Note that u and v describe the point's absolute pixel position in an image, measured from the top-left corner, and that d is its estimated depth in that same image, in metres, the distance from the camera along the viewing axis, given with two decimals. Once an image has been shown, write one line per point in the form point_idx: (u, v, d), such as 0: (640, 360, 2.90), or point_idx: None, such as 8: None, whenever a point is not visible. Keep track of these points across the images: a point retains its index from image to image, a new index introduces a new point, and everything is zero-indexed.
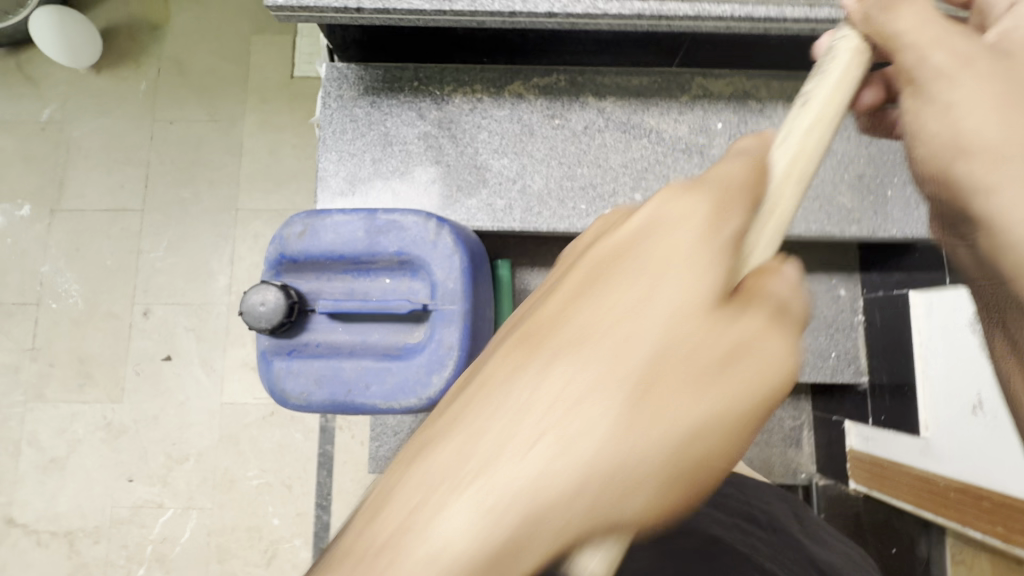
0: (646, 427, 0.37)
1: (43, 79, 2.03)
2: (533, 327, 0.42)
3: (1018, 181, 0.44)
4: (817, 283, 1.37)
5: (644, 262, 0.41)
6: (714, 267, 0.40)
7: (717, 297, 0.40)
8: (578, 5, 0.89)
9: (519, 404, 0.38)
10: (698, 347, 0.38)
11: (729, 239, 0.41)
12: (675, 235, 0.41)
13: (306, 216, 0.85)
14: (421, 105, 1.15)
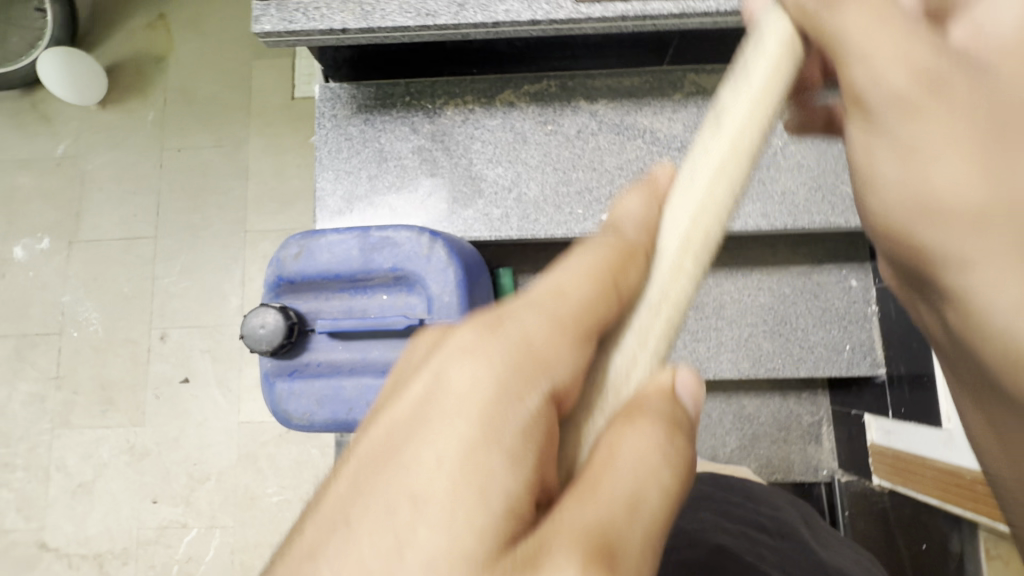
0: None
1: (57, 116, 2.10)
2: (311, 551, 0.39)
3: (988, 250, 0.46)
4: (826, 274, 1.34)
5: (419, 469, 0.39)
6: (499, 462, 0.38)
7: (498, 510, 0.37)
8: (561, 11, 0.89)
9: None
10: (501, 542, 0.36)
11: (510, 430, 0.39)
12: (467, 411, 0.40)
13: (302, 237, 0.86)
14: (413, 120, 1.16)
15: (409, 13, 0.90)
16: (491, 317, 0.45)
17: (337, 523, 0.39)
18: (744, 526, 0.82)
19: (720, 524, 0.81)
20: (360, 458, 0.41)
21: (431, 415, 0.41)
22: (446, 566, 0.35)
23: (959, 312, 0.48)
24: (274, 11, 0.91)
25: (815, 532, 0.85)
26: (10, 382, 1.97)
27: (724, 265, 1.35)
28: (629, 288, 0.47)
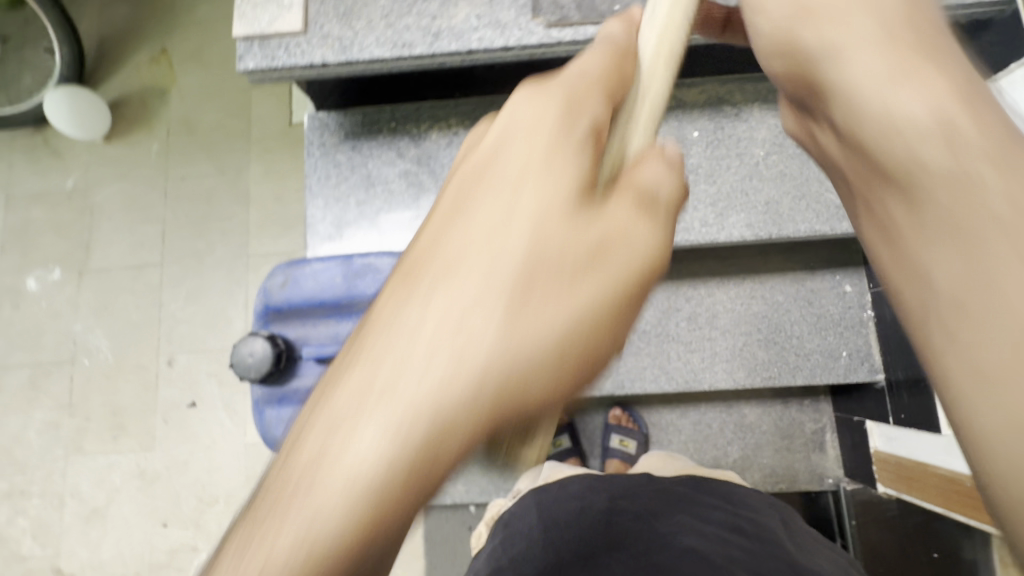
0: (531, 321, 0.42)
1: (67, 151, 2.17)
2: (417, 250, 0.45)
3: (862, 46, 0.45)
4: (820, 280, 1.33)
5: (506, 176, 0.46)
6: (574, 162, 0.45)
7: (578, 192, 0.45)
8: (532, 36, 0.91)
9: (407, 325, 0.41)
10: (568, 238, 0.43)
11: (580, 136, 0.46)
12: (530, 147, 0.46)
13: (287, 266, 0.89)
14: (399, 145, 1.18)
15: (386, 45, 0.93)
16: (537, 82, 0.49)
17: (425, 247, 0.45)
18: (718, 528, 0.84)
19: (697, 526, 0.84)
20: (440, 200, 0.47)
21: (494, 161, 0.47)
22: (527, 255, 0.43)
23: (843, 113, 0.47)
24: (257, 49, 0.95)
25: (793, 535, 0.87)
26: (25, 411, 2.02)
27: (716, 274, 1.34)
28: (630, 76, 0.52)
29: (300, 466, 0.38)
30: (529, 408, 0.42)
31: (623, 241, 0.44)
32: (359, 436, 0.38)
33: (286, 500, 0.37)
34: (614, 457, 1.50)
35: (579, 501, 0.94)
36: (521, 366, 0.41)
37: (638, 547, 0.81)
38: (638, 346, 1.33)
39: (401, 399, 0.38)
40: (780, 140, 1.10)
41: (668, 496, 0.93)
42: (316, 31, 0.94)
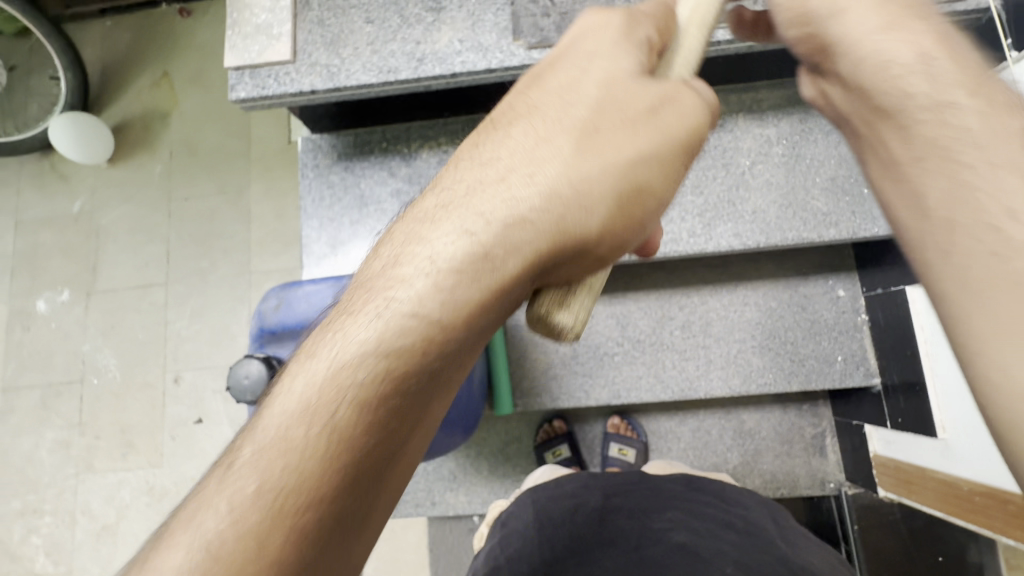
0: (589, 160, 0.52)
1: (73, 175, 2.22)
2: (504, 110, 0.57)
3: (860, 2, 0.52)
4: (813, 286, 1.34)
5: (577, 56, 0.56)
6: (634, 47, 0.55)
7: (637, 68, 0.55)
8: (514, 58, 0.93)
9: (492, 160, 0.53)
10: (624, 103, 0.53)
11: (641, 29, 0.56)
12: (600, 40, 0.56)
13: (280, 289, 0.92)
14: (391, 164, 1.21)
15: (372, 71, 0.96)
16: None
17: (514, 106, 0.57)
18: (709, 524, 0.85)
19: (686, 521, 0.85)
20: (524, 73, 0.58)
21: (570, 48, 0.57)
22: (586, 112, 0.54)
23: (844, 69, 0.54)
24: (248, 78, 0.98)
25: (784, 532, 0.86)
26: (37, 430, 2.06)
27: (709, 282, 1.35)
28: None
29: (398, 254, 0.52)
30: (581, 234, 0.51)
31: (674, 113, 0.53)
32: (444, 234, 0.51)
33: (385, 278, 0.51)
34: (613, 465, 1.50)
35: (573, 499, 0.92)
36: (578, 198, 0.51)
37: (629, 544, 0.84)
38: (633, 355, 1.35)
39: (484, 209, 0.51)
40: (765, 149, 1.12)
41: (659, 492, 0.92)
42: (305, 59, 0.97)
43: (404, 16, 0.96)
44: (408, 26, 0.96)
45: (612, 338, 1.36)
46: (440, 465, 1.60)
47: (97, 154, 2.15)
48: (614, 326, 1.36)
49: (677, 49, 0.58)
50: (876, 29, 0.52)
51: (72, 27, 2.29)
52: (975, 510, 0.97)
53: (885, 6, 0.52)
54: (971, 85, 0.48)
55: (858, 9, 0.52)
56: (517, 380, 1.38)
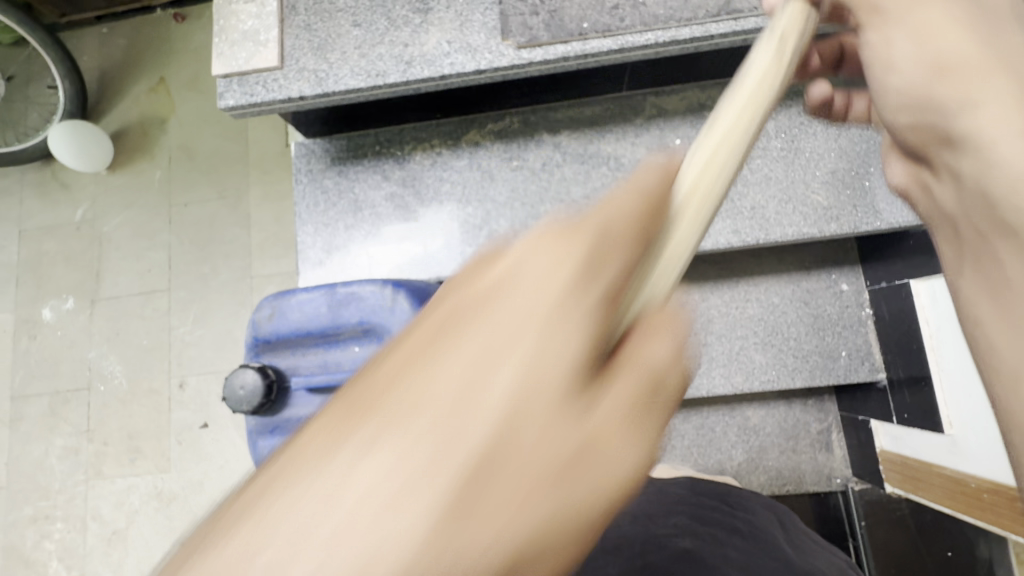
0: (473, 542, 0.30)
1: (74, 183, 2.23)
2: (357, 393, 0.32)
3: (1000, 97, 0.44)
4: (816, 280, 1.32)
5: (496, 321, 0.33)
6: (590, 322, 0.33)
7: (585, 368, 0.33)
8: (503, 58, 0.91)
9: (309, 511, 0.29)
10: (551, 438, 0.32)
11: (604, 290, 0.34)
12: (537, 305, 0.33)
13: (273, 298, 0.91)
14: (385, 168, 1.20)
15: (361, 75, 0.94)
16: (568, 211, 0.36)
17: (391, 374, 0.33)
18: (715, 529, 0.82)
19: (691, 527, 0.82)
20: (409, 326, 0.35)
21: (490, 298, 0.34)
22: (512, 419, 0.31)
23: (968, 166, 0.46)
24: (236, 86, 0.97)
25: (791, 536, 0.85)
26: (46, 438, 2.09)
27: (710, 279, 1.34)
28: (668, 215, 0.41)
29: None
30: None
31: (619, 460, 0.33)
32: None
33: None
34: None
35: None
36: None
37: (630, 550, 0.80)
38: None
39: None
40: (763, 143, 1.10)
41: (663, 499, 0.92)
42: (293, 65, 0.96)
43: (391, 18, 0.95)
44: (396, 29, 0.94)
45: None
46: None
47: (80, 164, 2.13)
48: None
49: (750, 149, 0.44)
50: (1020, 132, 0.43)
51: (69, 35, 2.30)
52: (983, 510, 0.95)
53: None
54: None
55: (997, 103, 0.44)
56: None
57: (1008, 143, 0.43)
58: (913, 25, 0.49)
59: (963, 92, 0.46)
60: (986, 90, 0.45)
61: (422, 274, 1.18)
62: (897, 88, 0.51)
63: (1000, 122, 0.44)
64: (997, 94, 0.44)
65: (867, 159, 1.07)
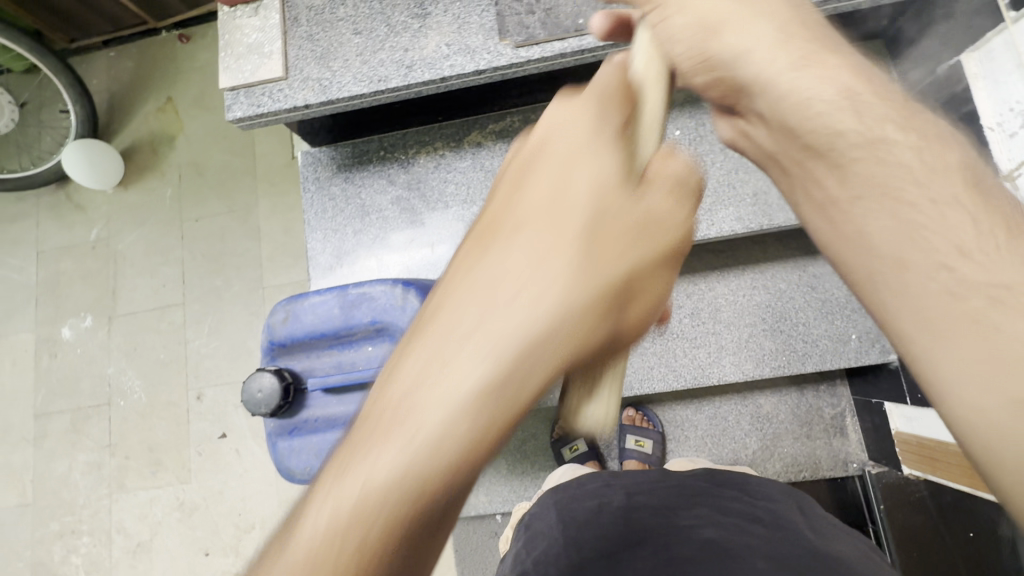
0: (593, 274, 0.47)
1: (88, 204, 2.28)
2: (498, 212, 0.51)
3: (751, 41, 0.52)
4: (822, 264, 1.31)
5: (557, 157, 0.51)
6: (610, 151, 0.51)
7: (619, 177, 0.51)
8: (502, 57, 0.93)
9: (488, 277, 0.46)
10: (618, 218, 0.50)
11: (614, 132, 0.52)
12: (566, 141, 0.52)
13: (287, 302, 0.93)
14: (390, 172, 1.23)
15: (363, 81, 0.97)
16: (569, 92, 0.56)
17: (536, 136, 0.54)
18: (735, 519, 0.83)
19: (713, 517, 0.83)
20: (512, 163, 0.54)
21: (542, 150, 0.53)
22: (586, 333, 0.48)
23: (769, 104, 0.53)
24: (243, 98, 1.00)
25: (813, 522, 0.83)
26: (69, 454, 2.13)
27: (715, 269, 1.34)
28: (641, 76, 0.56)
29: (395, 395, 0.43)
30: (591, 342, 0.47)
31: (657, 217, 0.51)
32: (376, 453, 0.41)
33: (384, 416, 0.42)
34: (631, 458, 1.50)
35: (596, 499, 0.93)
36: (553, 334, 0.45)
37: (657, 540, 0.80)
38: (642, 347, 1.34)
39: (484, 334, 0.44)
40: None
41: (679, 490, 0.92)
42: (297, 75, 0.99)
43: (391, 24, 0.97)
44: (396, 35, 0.97)
45: None
46: None
47: (71, 175, 2.15)
48: None
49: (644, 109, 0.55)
50: (788, 67, 0.52)
51: (78, 60, 2.36)
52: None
53: (791, 45, 0.52)
54: (905, 123, 0.50)
55: (763, 51, 0.52)
56: None
57: (784, 80, 0.52)
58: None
59: (731, 39, 0.53)
60: (741, 39, 0.53)
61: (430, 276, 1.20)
62: (682, 54, 0.57)
63: (765, 67, 0.52)
64: (761, 41, 0.53)
65: None
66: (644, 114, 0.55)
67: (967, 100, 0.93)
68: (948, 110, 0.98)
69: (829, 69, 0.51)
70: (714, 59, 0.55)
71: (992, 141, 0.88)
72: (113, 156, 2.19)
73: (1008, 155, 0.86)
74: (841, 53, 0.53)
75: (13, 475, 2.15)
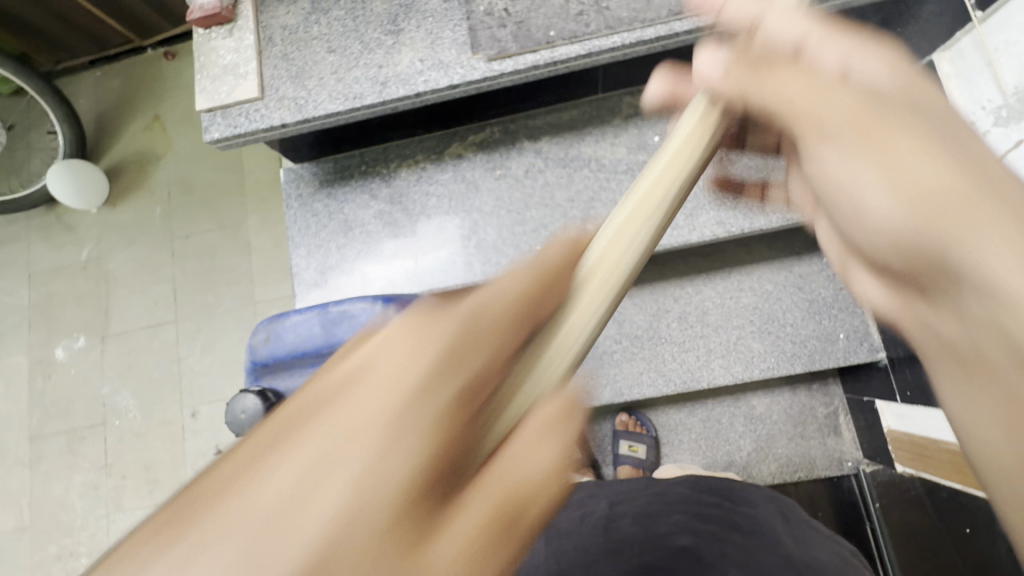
0: None
1: (78, 224, 2.29)
2: (227, 470, 0.30)
3: (977, 224, 0.42)
4: (808, 264, 1.32)
5: (346, 418, 0.31)
6: (440, 428, 0.32)
7: (435, 482, 0.31)
8: (476, 72, 0.94)
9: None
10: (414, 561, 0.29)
11: (465, 385, 0.34)
12: (371, 392, 0.32)
13: (268, 322, 0.93)
14: (372, 186, 1.23)
15: (338, 99, 0.97)
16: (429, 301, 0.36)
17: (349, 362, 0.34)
18: (715, 526, 0.82)
19: (687, 523, 0.82)
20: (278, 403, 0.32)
21: (351, 389, 0.32)
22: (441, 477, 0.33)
23: (972, 288, 0.43)
24: (220, 119, 1.00)
25: (798, 533, 0.82)
26: (66, 475, 2.12)
27: (702, 272, 1.34)
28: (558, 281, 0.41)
29: None
30: None
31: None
32: None
33: None
34: (625, 463, 1.51)
35: (580, 509, 0.93)
36: None
37: (636, 551, 0.79)
38: (631, 352, 1.35)
39: None
40: None
41: (665, 497, 0.91)
42: (273, 95, 0.99)
43: (364, 41, 0.98)
44: (369, 52, 0.97)
45: (608, 336, 1.36)
46: None
47: (67, 201, 2.16)
48: (610, 324, 1.36)
49: (554, 336, 0.40)
50: (1000, 241, 0.41)
51: (65, 81, 2.37)
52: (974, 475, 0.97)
53: (1014, 219, 0.41)
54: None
55: (976, 231, 0.42)
56: None
57: (991, 257, 0.41)
58: (857, 131, 0.48)
59: (925, 188, 0.44)
60: (963, 208, 0.43)
61: (414, 289, 1.20)
62: (875, 210, 0.48)
63: (983, 244, 0.41)
64: (975, 215, 0.42)
65: None
66: (555, 335, 0.40)
67: None
68: None
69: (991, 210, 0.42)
70: (922, 226, 0.45)
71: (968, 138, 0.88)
72: (91, 168, 2.18)
73: None
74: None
75: (10, 499, 2.14)
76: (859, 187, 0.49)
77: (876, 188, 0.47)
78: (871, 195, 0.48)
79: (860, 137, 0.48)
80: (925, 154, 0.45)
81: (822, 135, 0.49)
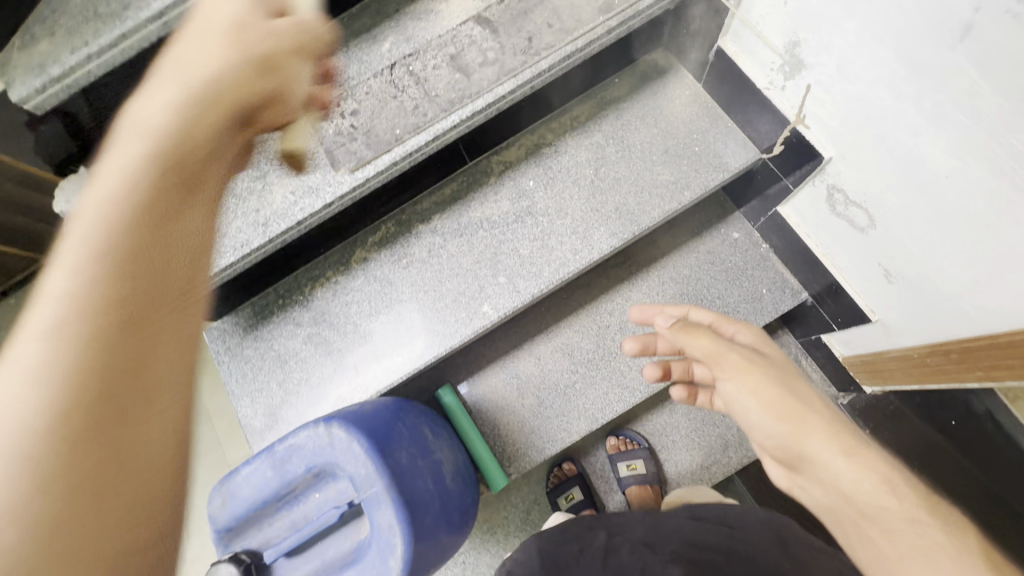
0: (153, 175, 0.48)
1: None
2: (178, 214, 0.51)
3: (752, 412, 0.73)
4: (710, 239, 1.40)
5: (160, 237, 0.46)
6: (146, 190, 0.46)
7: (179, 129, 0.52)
8: (343, 185, 1.01)
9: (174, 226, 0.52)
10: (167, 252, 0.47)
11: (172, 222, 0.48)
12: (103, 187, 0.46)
13: (220, 485, 0.92)
14: (294, 315, 1.25)
15: (227, 251, 1.02)
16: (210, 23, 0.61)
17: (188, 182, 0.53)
18: (711, 555, 0.91)
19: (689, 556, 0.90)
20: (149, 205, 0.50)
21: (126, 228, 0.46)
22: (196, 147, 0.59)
23: (761, 428, 0.73)
24: None
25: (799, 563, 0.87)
26: None
27: (625, 280, 1.41)
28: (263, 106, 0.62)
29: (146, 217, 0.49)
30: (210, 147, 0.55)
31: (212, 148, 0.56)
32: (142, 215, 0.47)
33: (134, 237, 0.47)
34: (631, 484, 1.48)
35: (577, 541, 1.00)
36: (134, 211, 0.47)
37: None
38: (590, 377, 1.38)
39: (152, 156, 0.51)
40: (600, 153, 1.22)
41: (662, 523, 1.00)
42: None
43: (235, 193, 1.04)
44: (243, 201, 1.04)
45: (564, 369, 1.39)
46: (477, 562, 1.56)
47: None
48: (562, 358, 1.39)
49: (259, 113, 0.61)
50: (775, 423, 0.71)
51: None
52: (1015, 370, 0.80)
53: (773, 411, 0.71)
54: (778, 413, 0.70)
55: (758, 421, 0.72)
56: (500, 451, 1.37)
57: (764, 424, 0.72)
58: (734, 368, 0.75)
59: (746, 386, 0.73)
60: (758, 400, 0.72)
61: (363, 397, 1.22)
62: (737, 405, 0.75)
63: (757, 418, 0.72)
64: (756, 414, 0.72)
65: (687, 128, 1.21)
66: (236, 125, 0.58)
67: (741, 73, 1.08)
68: (733, 85, 1.12)
69: (778, 393, 0.71)
70: (746, 413, 0.74)
71: (773, 96, 1.04)
72: None
73: (791, 104, 1.01)
74: (811, 406, 0.71)
75: None
76: (726, 382, 0.76)
77: (745, 398, 0.73)
78: (749, 383, 0.73)
79: (743, 367, 0.75)
80: (757, 371, 0.74)
81: (727, 363, 0.76)
